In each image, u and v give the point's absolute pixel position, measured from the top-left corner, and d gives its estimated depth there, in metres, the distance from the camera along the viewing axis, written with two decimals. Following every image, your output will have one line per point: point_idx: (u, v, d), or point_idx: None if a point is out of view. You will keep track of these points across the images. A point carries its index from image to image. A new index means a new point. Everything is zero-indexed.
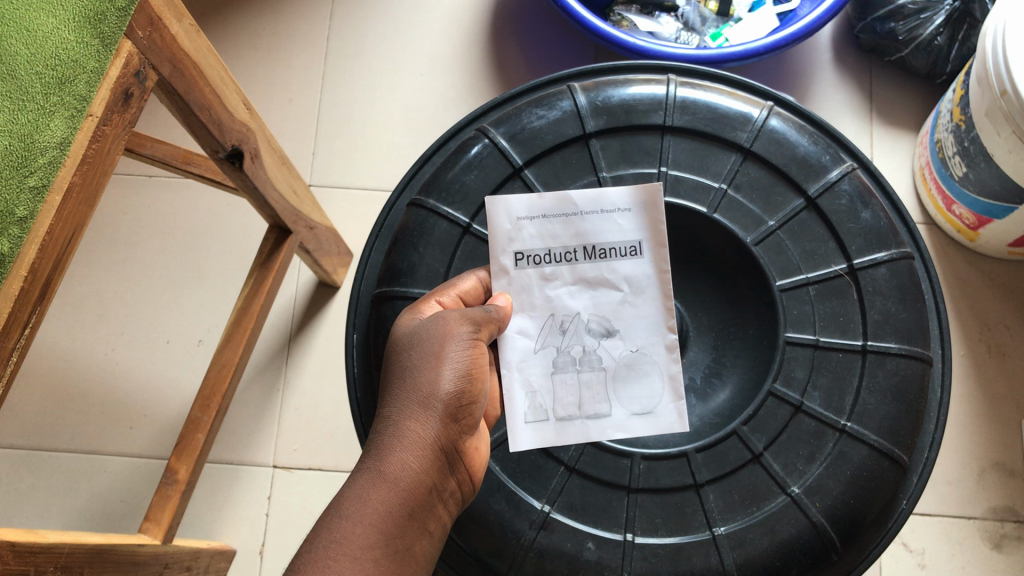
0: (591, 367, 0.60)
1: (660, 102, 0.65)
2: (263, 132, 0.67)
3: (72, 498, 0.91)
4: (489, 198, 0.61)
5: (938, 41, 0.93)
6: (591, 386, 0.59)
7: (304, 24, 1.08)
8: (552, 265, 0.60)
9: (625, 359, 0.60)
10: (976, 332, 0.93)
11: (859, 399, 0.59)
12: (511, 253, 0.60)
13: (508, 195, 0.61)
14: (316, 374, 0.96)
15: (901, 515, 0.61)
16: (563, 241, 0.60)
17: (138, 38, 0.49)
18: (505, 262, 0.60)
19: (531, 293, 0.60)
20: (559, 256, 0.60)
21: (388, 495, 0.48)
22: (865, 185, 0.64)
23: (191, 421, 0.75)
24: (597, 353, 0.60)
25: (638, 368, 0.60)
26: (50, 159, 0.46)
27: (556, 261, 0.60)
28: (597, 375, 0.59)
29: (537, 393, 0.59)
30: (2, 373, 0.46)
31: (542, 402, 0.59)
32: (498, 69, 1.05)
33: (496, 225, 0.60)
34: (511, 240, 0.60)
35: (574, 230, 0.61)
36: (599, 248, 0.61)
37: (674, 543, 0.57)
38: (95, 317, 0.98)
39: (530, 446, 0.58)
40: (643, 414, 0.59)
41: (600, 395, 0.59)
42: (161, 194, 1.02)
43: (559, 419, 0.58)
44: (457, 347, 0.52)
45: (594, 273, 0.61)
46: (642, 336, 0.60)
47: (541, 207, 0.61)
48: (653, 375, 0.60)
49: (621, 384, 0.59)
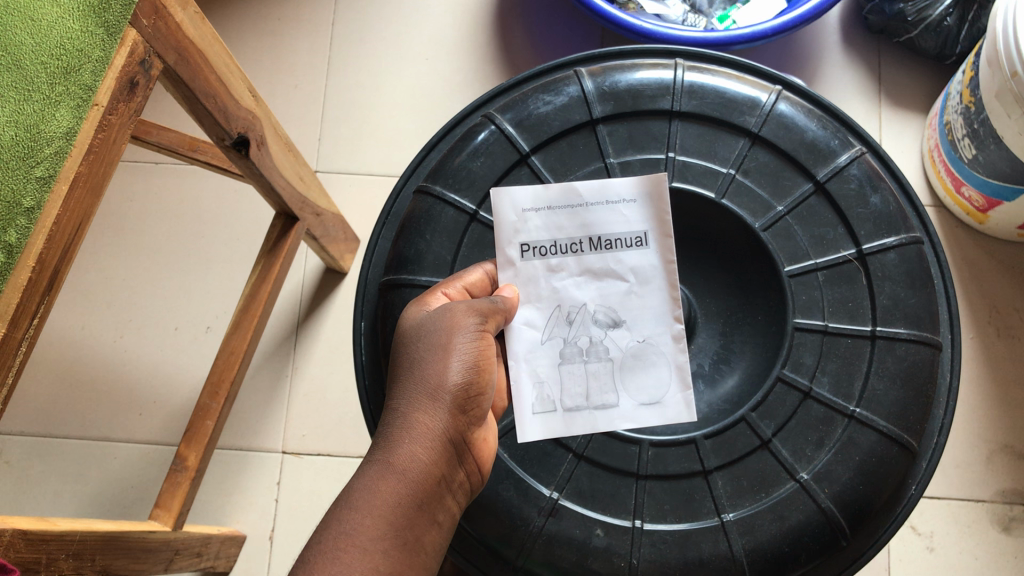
0: (598, 358, 0.61)
1: (667, 87, 0.64)
2: (269, 120, 0.66)
3: (83, 484, 0.91)
4: (495, 189, 0.62)
5: (948, 22, 0.92)
6: (598, 377, 0.60)
7: (308, 9, 1.07)
8: (558, 256, 0.61)
9: (632, 349, 0.61)
10: (985, 314, 0.93)
11: (868, 384, 0.59)
12: (518, 245, 0.61)
13: (513, 187, 0.62)
14: (323, 361, 0.96)
15: (910, 500, 0.61)
16: (568, 233, 0.62)
17: (143, 26, 0.48)
18: (511, 253, 0.61)
19: (537, 284, 0.61)
20: (565, 247, 0.61)
21: (398, 486, 0.48)
22: (875, 169, 0.64)
23: (200, 408, 0.76)
24: (604, 343, 0.61)
25: (644, 358, 0.61)
26: (56, 149, 0.46)
27: (562, 252, 0.61)
28: (604, 365, 0.60)
29: (545, 383, 0.60)
30: (4, 377, 0.45)
31: (550, 393, 0.59)
32: (503, 54, 1.04)
33: (502, 217, 0.61)
34: (518, 231, 0.61)
35: (579, 222, 0.62)
36: (605, 239, 0.62)
37: (682, 529, 0.57)
38: (101, 305, 0.98)
39: (538, 436, 0.59)
40: (650, 403, 0.60)
41: (607, 386, 0.60)
42: (166, 181, 1.02)
43: (566, 410, 0.59)
44: (463, 339, 0.52)
45: (600, 264, 0.62)
46: (649, 326, 0.61)
47: (547, 199, 0.62)
48: (661, 365, 0.60)
49: (629, 375, 0.60)
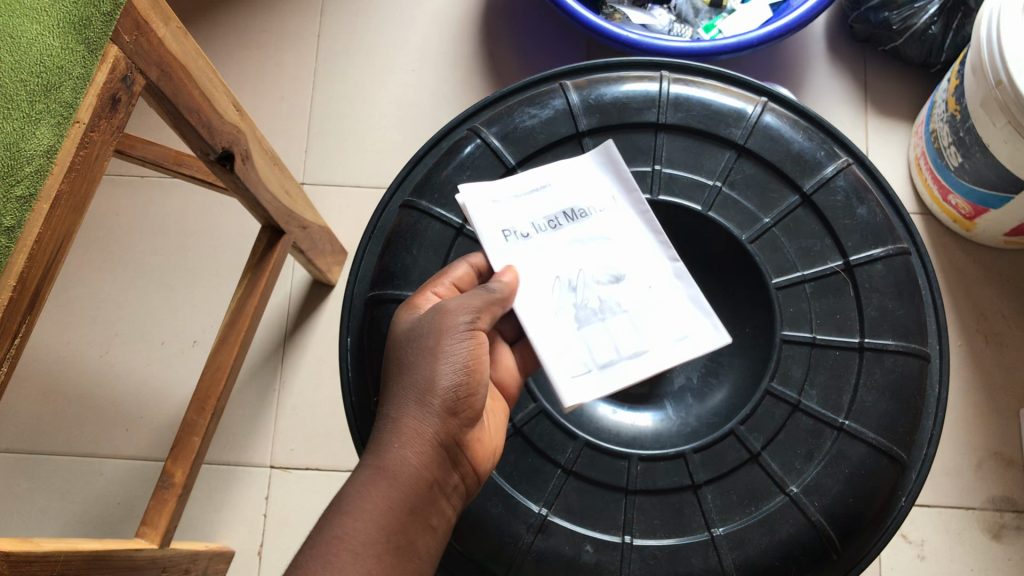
0: (613, 311, 0.59)
1: (653, 100, 0.64)
2: (253, 133, 0.66)
3: (68, 501, 0.90)
4: (460, 194, 0.61)
5: (932, 30, 0.93)
6: (619, 327, 0.59)
7: (293, 21, 1.06)
8: (543, 234, 0.61)
9: (642, 298, 0.60)
10: (973, 322, 0.93)
11: (857, 397, 0.59)
12: (500, 234, 0.60)
13: (476, 185, 0.61)
14: (311, 374, 0.95)
15: (900, 511, 0.61)
16: (543, 213, 0.61)
17: (125, 42, 0.48)
18: (496, 243, 0.60)
19: (532, 262, 0.60)
20: (546, 226, 0.61)
21: (389, 489, 0.47)
22: (860, 180, 0.64)
23: (187, 424, 0.75)
24: (613, 297, 0.60)
25: (657, 303, 0.59)
26: (37, 167, 0.45)
27: (544, 230, 0.61)
28: (620, 316, 0.59)
29: (568, 348, 0.57)
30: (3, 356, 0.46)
31: (577, 355, 0.57)
32: (490, 64, 1.04)
33: (477, 215, 0.60)
34: (495, 224, 0.60)
35: (548, 201, 0.62)
36: (576, 210, 0.62)
37: (671, 544, 0.56)
38: (86, 320, 0.97)
39: (586, 398, 0.56)
40: (677, 342, 0.58)
41: (629, 334, 0.58)
42: (153, 194, 1.02)
43: (601, 367, 0.57)
44: (454, 341, 0.51)
45: (582, 232, 0.61)
46: (649, 275, 0.60)
47: (513, 187, 0.62)
48: (672, 305, 0.59)
49: (647, 319, 0.59)
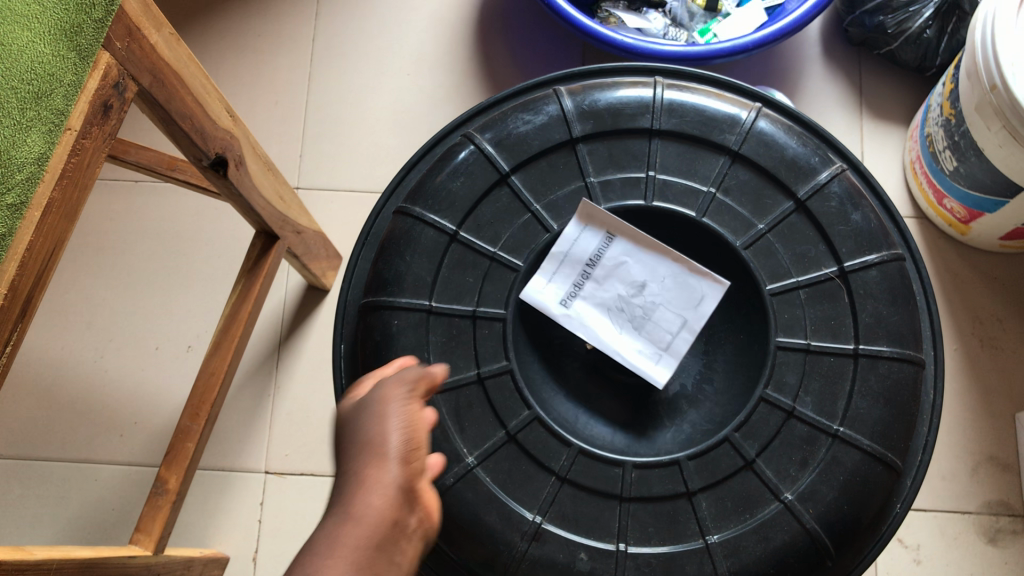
0: (654, 301, 0.63)
1: (647, 106, 0.64)
2: (246, 138, 0.65)
3: (62, 507, 0.90)
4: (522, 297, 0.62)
5: (927, 34, 0.93)
6: (664, 310, 0.63)
7: (288, 24, 1.06)
8: (585, 286, 0.63)
9: (668, 287, 0.63)
10: (969, 326, 0.93)
11: (852, 403, 0.58)
12: (561, 309, 0.63)
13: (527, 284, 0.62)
14: (306, 379, 0.95)
15: (895, 518, 0.61)
16: (573, 273, 0.63)
17: (116, 48, 0.48)
18: (563, 316, 0.63)
19: (589, 307, 0.63)
20: (582, 280, 0.63)
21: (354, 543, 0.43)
22: (855, 186, 0.64)
23: (180, 430, 0.74)
24: (648, 292, 0.63)
25: (679, 287, 0.63)
26: (27, 175, 0.45)
27: (583, 282, 0.63)
28: (660, 302, 0.63)
29: (637, 348, 0.62)
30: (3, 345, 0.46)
31: (647, 347, 0.62)
32: (486, 68, 1.03)
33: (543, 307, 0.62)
34: (552, 306, 0.62)
35: (570, 261, 0.63)
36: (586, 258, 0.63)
37: (666, 552, 0.56)
38: (80, 324, 0.97)
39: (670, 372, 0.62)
40: (702, 303, 0.62)
41: (669, 317, 0.62)
42: (147, 198, 1.01)
43: (669, 347, 0.62)
44: (397, 403, 0.49)
45: (602, 271, 0.63)
46: (659, 275, 0.63)
47: (547, 268, 0.63)
48: (688, 284, 0.63)
49: (679, 298, 0.63)
